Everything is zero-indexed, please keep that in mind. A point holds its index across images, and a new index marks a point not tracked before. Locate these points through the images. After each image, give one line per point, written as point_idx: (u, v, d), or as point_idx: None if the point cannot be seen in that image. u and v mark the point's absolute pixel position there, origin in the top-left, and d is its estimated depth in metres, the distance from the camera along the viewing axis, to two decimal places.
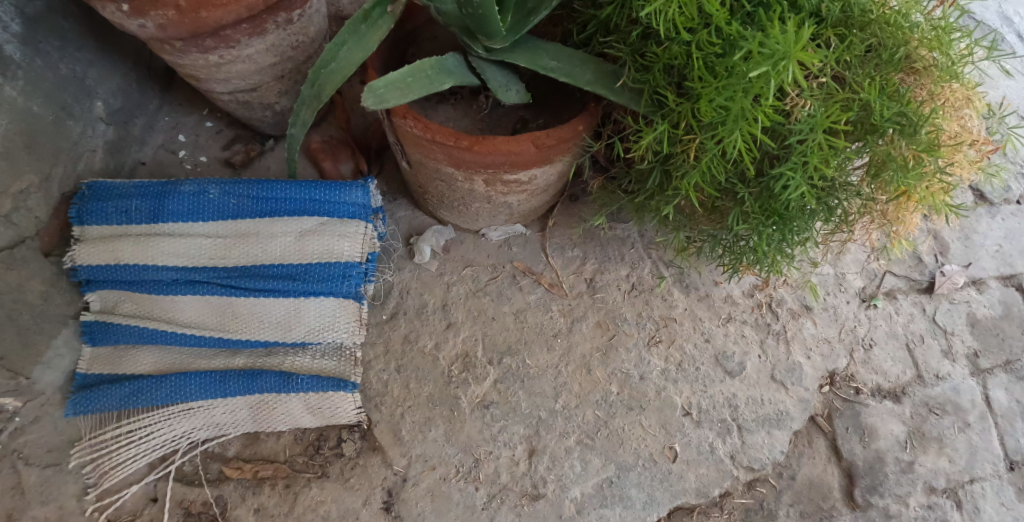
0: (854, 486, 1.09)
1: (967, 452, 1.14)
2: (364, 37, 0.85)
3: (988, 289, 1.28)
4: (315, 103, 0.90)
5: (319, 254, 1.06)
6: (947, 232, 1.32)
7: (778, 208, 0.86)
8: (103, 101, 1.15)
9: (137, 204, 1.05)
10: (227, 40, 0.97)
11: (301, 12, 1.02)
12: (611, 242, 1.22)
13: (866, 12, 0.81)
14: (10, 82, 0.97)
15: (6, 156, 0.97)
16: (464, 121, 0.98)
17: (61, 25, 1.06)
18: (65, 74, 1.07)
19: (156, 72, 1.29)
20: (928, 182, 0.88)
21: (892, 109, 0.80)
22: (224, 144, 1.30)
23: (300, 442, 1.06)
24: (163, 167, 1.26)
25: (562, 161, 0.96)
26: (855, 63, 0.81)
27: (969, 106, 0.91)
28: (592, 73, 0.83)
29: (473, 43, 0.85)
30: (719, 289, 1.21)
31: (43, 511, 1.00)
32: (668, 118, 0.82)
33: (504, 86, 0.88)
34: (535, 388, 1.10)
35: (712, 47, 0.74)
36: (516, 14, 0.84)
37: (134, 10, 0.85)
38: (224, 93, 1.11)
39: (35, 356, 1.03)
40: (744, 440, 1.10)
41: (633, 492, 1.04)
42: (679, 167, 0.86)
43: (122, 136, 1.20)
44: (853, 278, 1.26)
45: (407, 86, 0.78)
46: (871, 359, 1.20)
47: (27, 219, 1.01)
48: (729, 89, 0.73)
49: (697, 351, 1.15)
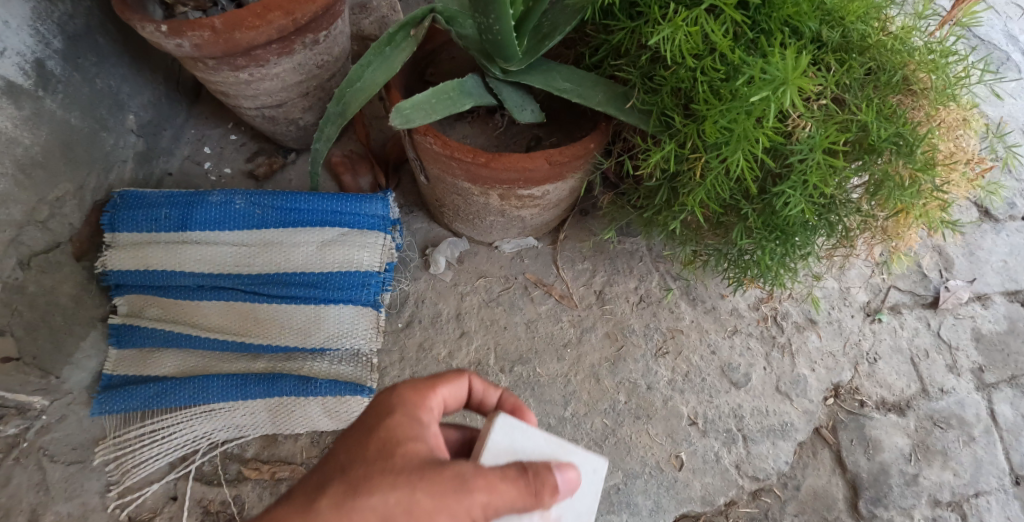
0: (858, 497, 1.12)
1: (971, 466, 1.15)
2: (388, 59, 0.90)
3: (993, 304, 1.30)
4: (340, 120, 0.94)
5: (339, 263, 1.11)
6: (951, 248, 1.34)
7: (780, 224, 0.89)
8: (134, 114, 1.21)
9: (166, 212, 1.10)
10: (257, 59, 1.02)
11: (327, 33, 1.07)
12: (620, 255, 1.26)
13: (864, 38, 0.84)
14: (51, 95, 1.02)
15: (45, 165, 1.02)
16: (480, 139, 1.03)
17: (98, 42, 1.12)
18: (101, 88, 1.13)
19: (184, 87, 1.35)
20: (925, 200, 0.91)
21: (888, 130, 0.83)
22: (247, 156, 1.35)
23: (316, 445, 1.11)
24: (189, 178, 1.32)
25: (574, 177, 1.00)
26: (854, 86, 0.84)
27: (965, 127, 0.94)
28: (603, 95, 0.87)
29: (491, 65, 0.89)
30: (726, 301, 1.24)
31: (66, 507, 1.03)
32: (675, 137, 0.85)
33: (520, 106, 0.93)
34: (545, 396, 1.13)
35: (716, 72, 0.78)
36: (531, 39, 0.89)
37: (172, 30, 0.91)
38: (251, 108, 1.16)
39: (65, 356, 1.07)
40: (749, 449, 1.13)
41: (639, 499, 1.07)
42: (686, 185, 0.90)
43: (151, 147, 1.26)
44: (858, 292, 1.28)
45: (431, 107, 0.84)
46: (876, 373, 1.22)
47: (62, 225, 1.06)
48: (732, 112, 0.76)
49: (704, 363, 1.18)
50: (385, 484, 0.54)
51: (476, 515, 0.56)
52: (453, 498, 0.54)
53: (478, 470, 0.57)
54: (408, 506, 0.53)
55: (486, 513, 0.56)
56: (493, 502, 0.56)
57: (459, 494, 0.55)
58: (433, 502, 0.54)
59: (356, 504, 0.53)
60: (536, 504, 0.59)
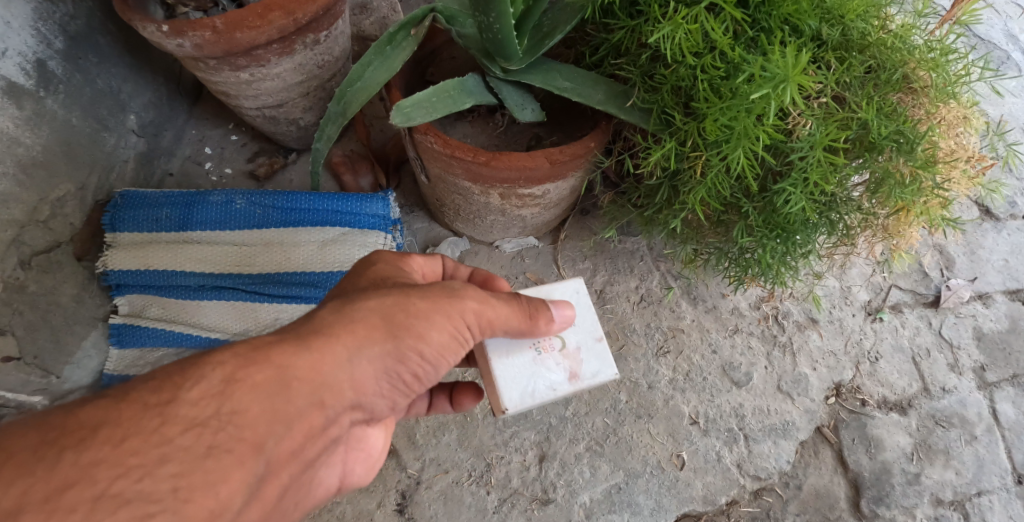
0: (860, 496, 1.11)
1: (973, 465, 1.15)
2: (389, 58, 0.90)
3: (994, 303, 1.30)
4: (340, 119, 0.94)
5: (340, 263, 1.11)
6: (952, 247, 1.34)
7: (781, 222, 0.89)
8: (135, 114, 1.21)
9: (167, 212, 1.12)
10: (258, 59, 1.02)
11: (327, 33, 1.07)
12: (621, 254, 1.26)
13: (864, 36, 0.84)
14: (52, 96, 1.03)
15: (46, 165, 1.02)
16: (481, 138, 1.03)
17: (99, 43, 1.12)
18: (102, 88, 1.13)
19: (184, 88, 1.35)
20: (926, 198, 0.91)
21: (889, 128, 0.82)
22: (248, 156, 1.35)
23: None
24: (189, 178, 1.32)
25: (575, 176, 1.00)
26: (855, 84, 0.84)
27: (966, 125, 0.94)
28: (604, 93, 0.87)
29: (492, 64, 0.89)
30: (726, 300, 1.24)
31: None
32: (676, 136, 0.85)
33: (520, 105, 0.92)
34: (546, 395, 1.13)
35: (716, 71, 0.78)
36: (532, 38, 0.89)
37: (173, 30, 0.92)
38: (252, 109, 1.16)
39: (66, 356, 1.05)
40: (750, 449, 1.12)
41: (641, 498, 1.07)
42: (686, 183, 0.90)
43: (152, 148, 1.26)
44: (858, 291, 1.28)
45: (431, 106, 0.84)
46: (877, 372, 1.21)
47: (63, 224, 1.06)
48: (732, 110, 0.76)
49: (705, 362, 1.18)
50: (379, 293, 0.62)
51: (470, 320, 0.65)
52: (446, 302, 0.63)
53: (463, 284, 0.66)
54: (405, 306, 0.62)
55: (477, 319, 0.65)
56: (485, 311, 0.65)
57: (448, 297, 0.64)
58: (428, 303, 0.63)
59: (356, 305, 0.60)
60: (532, 326, 0.69)
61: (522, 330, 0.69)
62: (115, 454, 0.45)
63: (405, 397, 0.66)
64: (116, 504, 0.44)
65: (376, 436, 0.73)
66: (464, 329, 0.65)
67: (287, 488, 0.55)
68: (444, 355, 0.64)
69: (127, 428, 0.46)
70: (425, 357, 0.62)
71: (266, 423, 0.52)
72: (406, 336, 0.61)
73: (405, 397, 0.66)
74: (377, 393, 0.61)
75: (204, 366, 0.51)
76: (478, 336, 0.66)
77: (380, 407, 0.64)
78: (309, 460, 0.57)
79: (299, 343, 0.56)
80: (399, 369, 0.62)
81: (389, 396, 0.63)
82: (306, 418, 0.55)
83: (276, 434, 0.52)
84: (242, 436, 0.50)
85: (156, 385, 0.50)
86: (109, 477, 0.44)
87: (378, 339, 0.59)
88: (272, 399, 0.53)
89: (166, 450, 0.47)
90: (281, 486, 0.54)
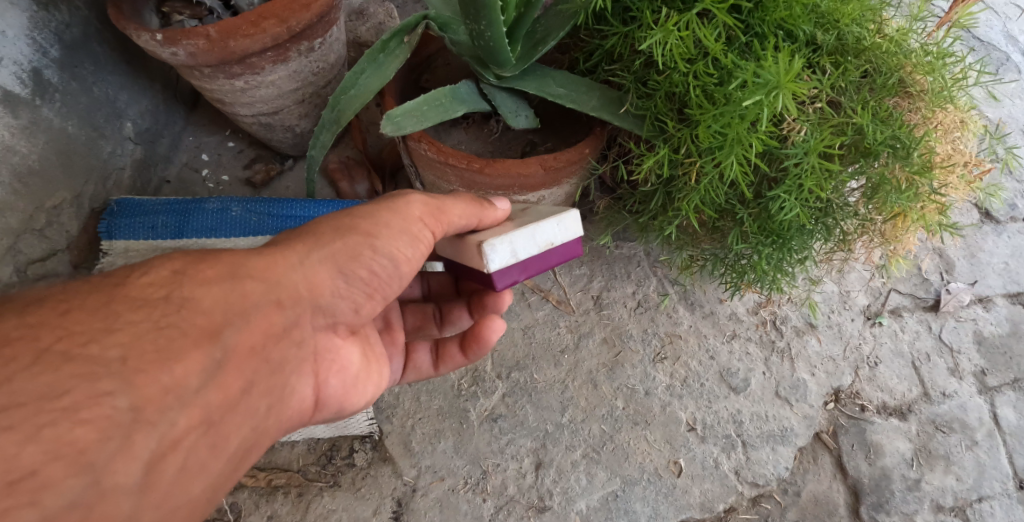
0: (860, 503, 1.11)
1: (974, 471, 1.14)
2: (381, 66, 0.90)
3: (995, 307, 1.29)
4: (334, 127, 0.93)
5: None
6: (952, 250, 1.33)
7: (776, 228, 0.89)
8: (132, 121, 1.21)
9: (162, 220, 1.10)
10: (253, 67, 1.02)
11: (322, 40, 1.07)
12: (618, 260, 1.25)
13: (859, 41, 0.84)
14: (48, 104, 1.03)
15: (42, 173, 1.02)
16: (476, 145, 1.03)
17: (95, 50, 1.12)
18: (98, 96, 1.13)
19: (181, 95, 1.36)
20: (923, 203, 0.90)
21: (885, 133, 0.82)
22: (245, 163, 1.34)
23: (313, 452, 1.08)
24: (186, 185, 1.32)
25: (570, 183, 1.00)
26: (850, 89, 0.83)
27: (963, 129, 0.93)
28: (597, 100, 0.87)
29: (485, 71, 0.89)
30: (724, 306, 1.23)
31: None
32: (669, 143, 0.85)
33: (514, 112, 0.92)
34: (542, 402, 1.12)
35: (709, 77, 0.78)
36: (524, 45, 0.88)
37: (167, 39, 0.92)
38: (248, 116, 1.16)
39: None
40: (749, 455, 1.12)
41: (638, 506, 1.06)
42: (681, 190, 0.90)
43: (148, 155, 1.26)
44: (857, 295, 1.27)
45: (423, 114, 0.84)
46: (877, 376, 1.21)
47: (59, 232, 1.06)
48: (725, 117, 0.75)
49: (702, 368, 1.17)
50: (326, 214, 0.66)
51: (419, 213, 0.68)
52: (390, 203, 0.68)
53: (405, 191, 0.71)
54: (350, 212, 0.66)
55: (426, 211, 0.69)
56: (432, 201, 0.70)
57: (392, 201, 0.68)
58: (372, 208, 0.67)
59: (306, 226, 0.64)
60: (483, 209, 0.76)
61: (476, 215, 0.75)
62: (60, 320, 0.45)
63: (369, 299, 0.66)
64: (61, 360, 0.43)
65: (354, 356, 0.70)
66: (416, 223, 0.68)
67: (253, 384, 0.54)
68: (401, 250, 0.65)
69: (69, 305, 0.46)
70: (380, 252, 0.64)
71: (220, 312, 0.52)
72: (355, 234, 0.63)
73: (369, 300, 0.66)
74: (335, 293, 0.62)
75: (155, 262, 0.52)
76: (435, 228, 0.70)
77: (342, 311, 0.64)
78: (274, 358, 0.57)
79: (252, 250, 0.58)
80: (355, 268, 0.62)
81: (350, 298, 0.64)
82: (263, 313, 0.55)
83: (232, 323, 0.52)
84: (196, 321, 0.50)
85: (106, 275, 0.50)
86: (54, 336, 0.44)
87: (328, 241, 0.62)
88: (227, 293, 0.53)
89: (114, 322, 0.46)
90: (247, 378, 0.53)
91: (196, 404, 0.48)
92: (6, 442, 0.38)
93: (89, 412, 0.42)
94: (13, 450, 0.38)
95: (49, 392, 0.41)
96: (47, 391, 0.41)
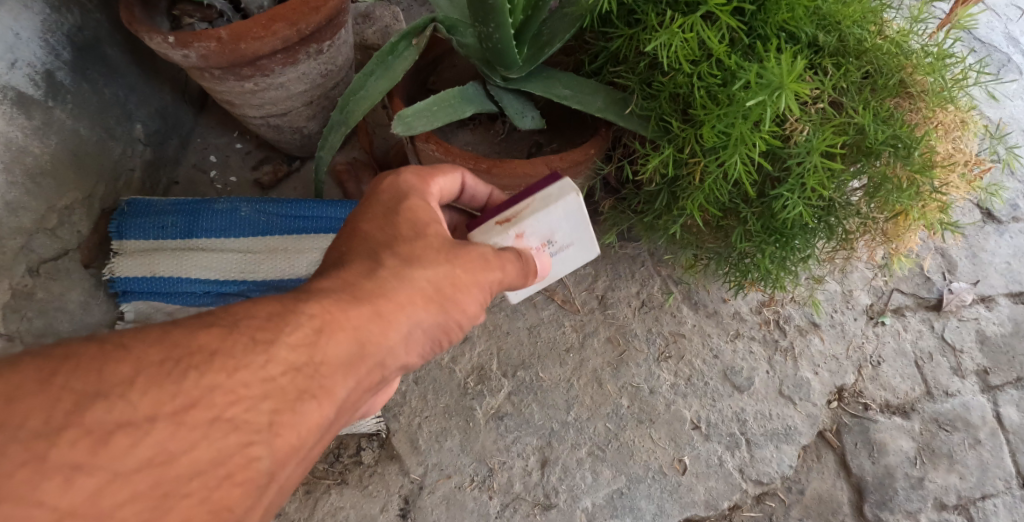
0: (864, 501, 1.12)
1: (977, 469, 1.15)
2: (390, 68, 0.91)
3: (997, 306, 1.30)
4: (343, 128, 0.95)
5: None
6: (955, 250, 1.34)
7: (779, 227, 0.90)
8: (142, 123, 1.23)
9: (173, 220, 1.12)
10: (263, 69, 1.03)
11: (330, 43, 1.09)
12: (622, 259, 1.26)
13: (861, 42, 0.85)
14: (61, 105, 1.04)
15: (55, 174, 1.03)
16: (482, 146, 1.05)
17: (107, 53, 1.14)
18: (109, 98, 1.15)
19: (190, 97, 1.37)
20: (924, 201, 0.91)
21: (886, 133, 0.83)
22: (253, 164, 1.36)
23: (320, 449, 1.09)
24: (195, 186, 1.34)
25: (575, 183, 1.01)
26: (852, 89, 0.84)
27: (964, 129, 0.95)
28: (603, 101, 0.88)
29: (492, 73, 0.91)
30: (727, 305, 1.24)
31: None
32: (673, 142, 0.86)
33: (521, 113, 0.93)
34: (548, 401, 1.14)
35: (713, 78, 0.79)
36: (531, 47, 0.90)
37: (179, 41, 0.93)
38: (257, 117, 1.18)
39: None
40: (753, 454, 1.13)
41: (643, 503, 1.07)
42: (685, 189, 0.91)
43: (158, 156, 1.28)
44: (860, 295, 1.28)
45: (432, 115, 0.85)
46: (880, 375, 1.21)
47: (70, 232, 1.08)
48: (729, 117, 0.77)
49: (706, 367, 1.18)
50: (430, 261, 0.63)
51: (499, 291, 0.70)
52: (481, 275, 0.65)
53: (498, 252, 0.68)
54: (450, 280, 0.64)
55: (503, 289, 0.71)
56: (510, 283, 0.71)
57: (484, 268, 0.66)
58: (470, 277, 0.65)
59: (411, 273, 0.62)
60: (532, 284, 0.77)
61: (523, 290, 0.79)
62: (229, 383, 0.49)
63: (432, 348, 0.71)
64: (229, 427, 0.48)
65: None
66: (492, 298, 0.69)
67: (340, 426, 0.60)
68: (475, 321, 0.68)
69: (187, 344, 0.49)
70: (463, 326, 0.67)
71: (340, 374, 0.56)
72: (450, 308, 0.64)
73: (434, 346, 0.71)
74: (419, 353, 0.65)
75: None
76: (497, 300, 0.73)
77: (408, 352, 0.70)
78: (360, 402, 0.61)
79: (352, 299, 0.59)
80: (440, 336, 0.65)
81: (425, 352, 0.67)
82: (366, 372, 0.59)
83: (348, 382, 0.57)
84: (325, 384, 0.55)
85: None
86: (224, 403, 0.48)
87: (428, 311, 0.62)
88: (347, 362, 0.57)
89: (267, 387, 0.51)
90: (341, 424, 0.59)
91: (305, 456, 0.55)
92: (183, 508, 0.45)
93: (241, 476, 0.48)
94: (189, 512, 0.45)
95: (212, 463, 0.47)
96: (215, 459, 0.47)
